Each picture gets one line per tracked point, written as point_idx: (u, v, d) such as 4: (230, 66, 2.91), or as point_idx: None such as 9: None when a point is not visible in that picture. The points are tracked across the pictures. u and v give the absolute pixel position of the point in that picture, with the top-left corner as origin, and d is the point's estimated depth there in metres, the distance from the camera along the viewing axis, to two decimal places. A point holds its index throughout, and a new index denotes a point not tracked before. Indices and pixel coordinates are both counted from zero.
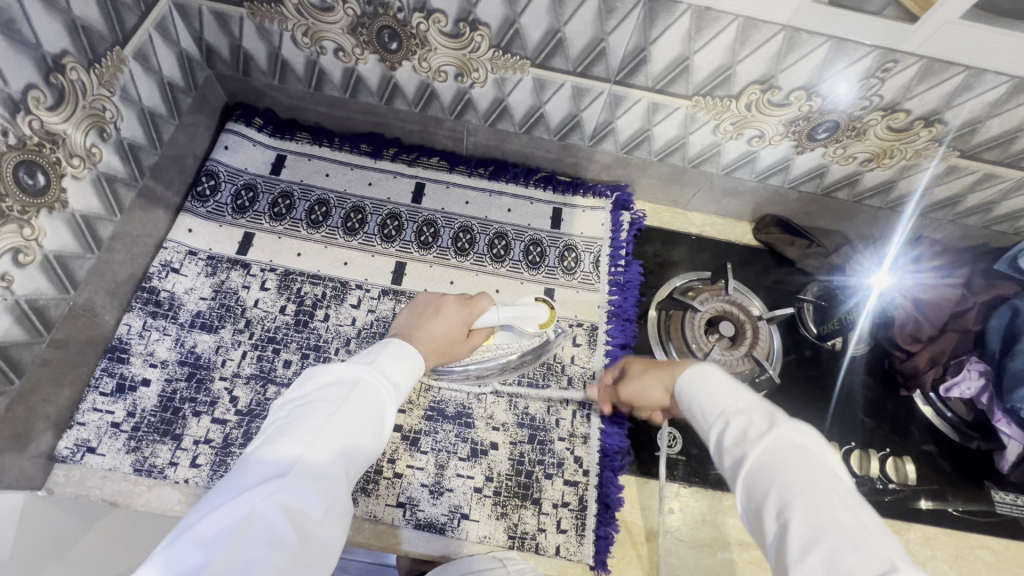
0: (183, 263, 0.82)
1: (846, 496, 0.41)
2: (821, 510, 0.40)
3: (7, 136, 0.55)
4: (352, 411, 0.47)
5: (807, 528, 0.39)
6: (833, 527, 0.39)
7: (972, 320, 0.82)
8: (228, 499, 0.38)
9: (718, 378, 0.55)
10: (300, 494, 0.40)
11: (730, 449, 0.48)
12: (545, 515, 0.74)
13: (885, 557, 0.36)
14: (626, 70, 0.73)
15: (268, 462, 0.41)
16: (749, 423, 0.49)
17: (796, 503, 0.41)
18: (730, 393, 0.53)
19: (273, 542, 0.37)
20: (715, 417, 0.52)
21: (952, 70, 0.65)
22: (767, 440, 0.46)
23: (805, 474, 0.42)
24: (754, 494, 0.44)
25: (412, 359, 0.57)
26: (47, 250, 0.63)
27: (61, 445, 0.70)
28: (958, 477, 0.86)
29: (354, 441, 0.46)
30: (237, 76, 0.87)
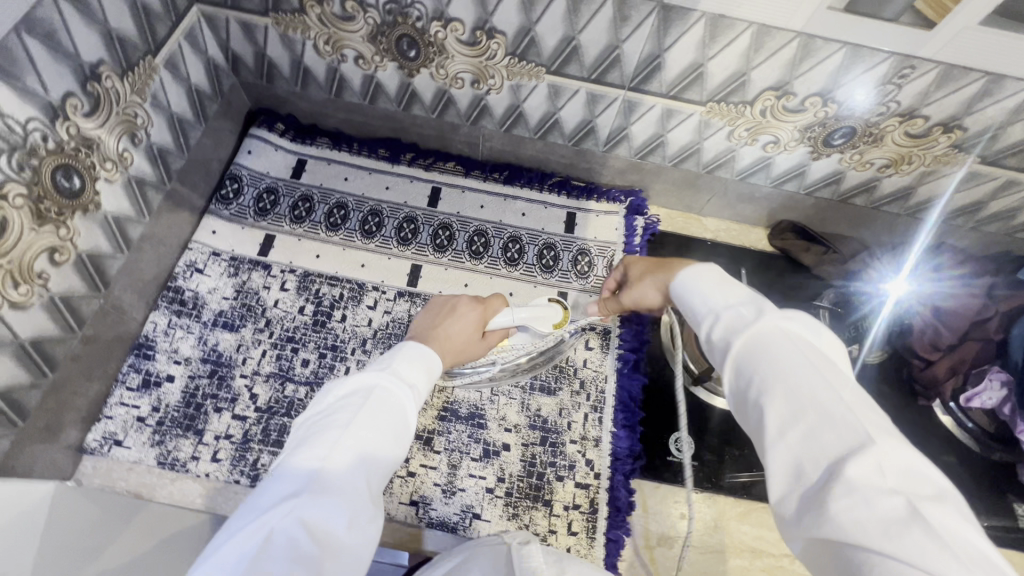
0: (207, 263, 0.85)
1: (830, 377, 0.41)
2: (802, 393, 0.40)
3: (47, 141, 0.58)
4: (368, 420, 0.47)
5: (786, 413, 0.40)
6: (814, 409, 0.39)
7: (995, 328, 0.79)
8: (249, 521, 0.39)
9: (711, 276, 0.53)
10: (320, 507, 0.41)
11: (717, 341, 0.48)
12: (556, 517, 0.75)
13: (864, 432, 0.37)
14: (640, 77, 0.74)
15: (285, 478, 0.42)
16: (738, 316, 0.48)
17: (778, 388, 0.41)
18: (720, 288, 0.52)
19: (297, 557, 0.38)
20: (705, 313, 0.51)
21: (971, 76, 0.64)
22: (753, 330, 0.45)
23: (787, 362, 0.42)
24: (739, 381, 0.45)
25: (427, 356, 0.59)
26: (81, 250, 0.66)
27: (90, 437, 0.73)
28: (979, 488, 0.84)
29: (371, 449, 0.46)
30: (261, 83, 0.90)
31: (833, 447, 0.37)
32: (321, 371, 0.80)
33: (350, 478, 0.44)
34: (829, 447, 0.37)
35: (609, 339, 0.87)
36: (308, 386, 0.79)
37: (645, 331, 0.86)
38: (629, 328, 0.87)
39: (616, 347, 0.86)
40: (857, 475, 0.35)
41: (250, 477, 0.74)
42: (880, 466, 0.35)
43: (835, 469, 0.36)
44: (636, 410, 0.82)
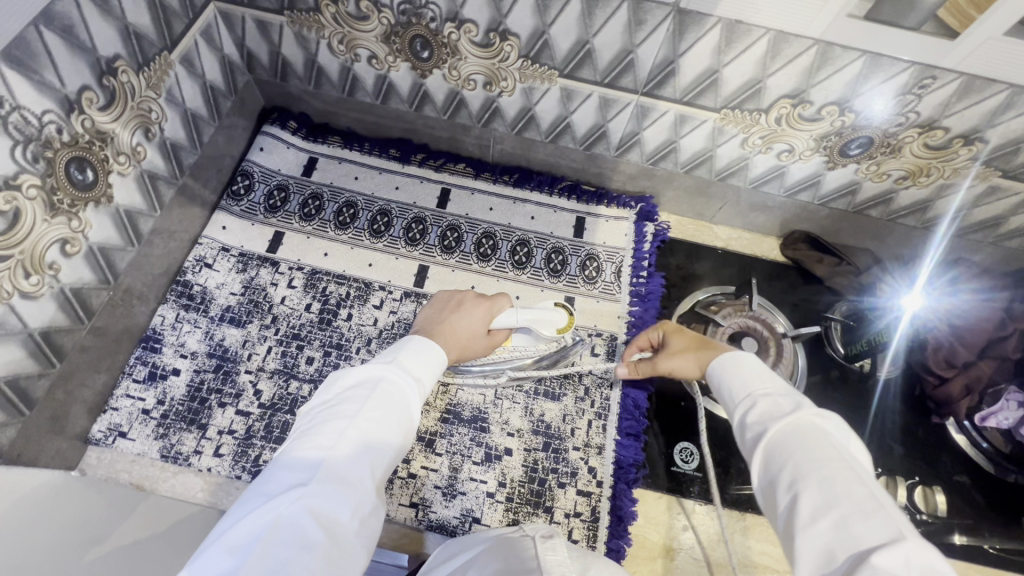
0: (216, 258, 0.85)
1: (863, 475, 0.42)
2: (833, 482, 0.41)
3: (62, 133, 0.59)
4: (375, 410, 0.47)
5: (817, 501, 0.41)
6: (845, 498, 0.40)
7: (1013, 347, 0.78)
8: (256, 507, 0.39)
9: (748, 364, 0.57)
10: (326, 498, 0.41)
11: (752, 426, 0.50)
12: (557, 524, 0.74)
13: (896, 527, 0.38)
14: (654, 82, 0.73)
15: (292, 467, 0.42)
16: (774, 405, 0.51)
17: (809, 475, 0.43)
18: (759, 377, 0.55)
19: (302, 544, 0.38)
20: (741, 399, 0.54)
21: (994, 88, 0.63)
22: (788, 421, 0.48)
23: (820, 454, 0.44)
24: (771, 467, 0.46)
25: (431, 350, 0.58)
26: (92, 242, 0.66)
27: (95, 428, 0.74)
28: (993, 512, 0.82)
29: (377, 439, 0.46)
30: (275, 81, 0.91)
31: (865, 538, 0.37)
32: (325, 369, 0.80)
33: (357, 469, 0.43)
34: (858, 537, 0.38)
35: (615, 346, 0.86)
36: (312, 384, 0.79)
37: None
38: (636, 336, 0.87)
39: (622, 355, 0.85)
40: (884, 562, 0.35)
41: (252, 473, 0.74)
42: (910, 561, 0.35)
43: (863, 555, 0.36)
44: (641, 418, 0.81)
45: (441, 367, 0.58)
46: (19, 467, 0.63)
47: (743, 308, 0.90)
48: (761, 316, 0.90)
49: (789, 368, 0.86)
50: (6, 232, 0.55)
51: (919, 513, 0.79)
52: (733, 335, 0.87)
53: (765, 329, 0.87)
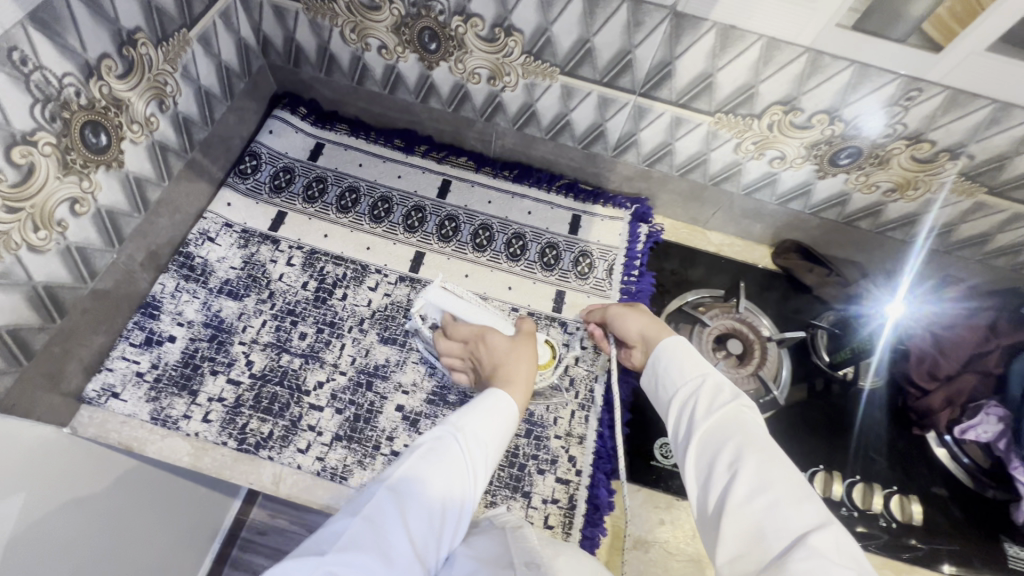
0: (219, 233, 0.88)
1: (790, 464, 0.49)
2: (769, 467, 0.47)
3: (79, 96, 0.61)
4: (419, 475, 0.51)
5: (754, 482, 0.47)
6: (779, 485, 0.46)
7: (994, 361, 0.79)
8: (302, 556, 0.41)
9: (693, 353, 0.63)
10: (361, 556, 0.42)
11: (695, 413, 0.56)
12: (534, 509, 0.75)
13: (820, 513, 0.44)
14: (650, 83, 0.76)
15: (336, 524, 0.45)
16: (718, 391, 0.56)
17: (748, 459, 0.48)
18: (697, 364, 0.61)
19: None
20: (683, 389, 0.59)
21: (978, 103, 0.65)
22: (728, 409, 0.54)
23: (757, 443, 0.50)
24: (709, 450, 0.52)
25: (497, 413, 0.62)
26: (100, 204, 0.69)
27: (89, 387, 0.75)
28: (969, 525, 0.82)
29: (423, 503, 0.49)
30: (288, 67, 0.94)
31: (798, 520, 0.43)
32: (317, 345, 0.82)
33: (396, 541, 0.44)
34: (792, 520, 0.43)
35: None
36: (303, 358, 0.81)
37: None
38: None
39: None
40: (818, 544, 0.41)
41: (238, 440, 0.75)
42: (837, 544, 0.41)
43: (801, 539, 0.42)
44: (623, 411, 0.82)
45: (506, 429, 0.63)
46: (14, 418, 0.64)
47: (731, 310, 0.92)
48: (748, 318, 0.91)
49: (772, 371, 0.88)
50: (19, 184, 0.57)
51: (892, 522, 0.81)
52: (719, 336, 0.89)
53: (751, 332, 0.89)
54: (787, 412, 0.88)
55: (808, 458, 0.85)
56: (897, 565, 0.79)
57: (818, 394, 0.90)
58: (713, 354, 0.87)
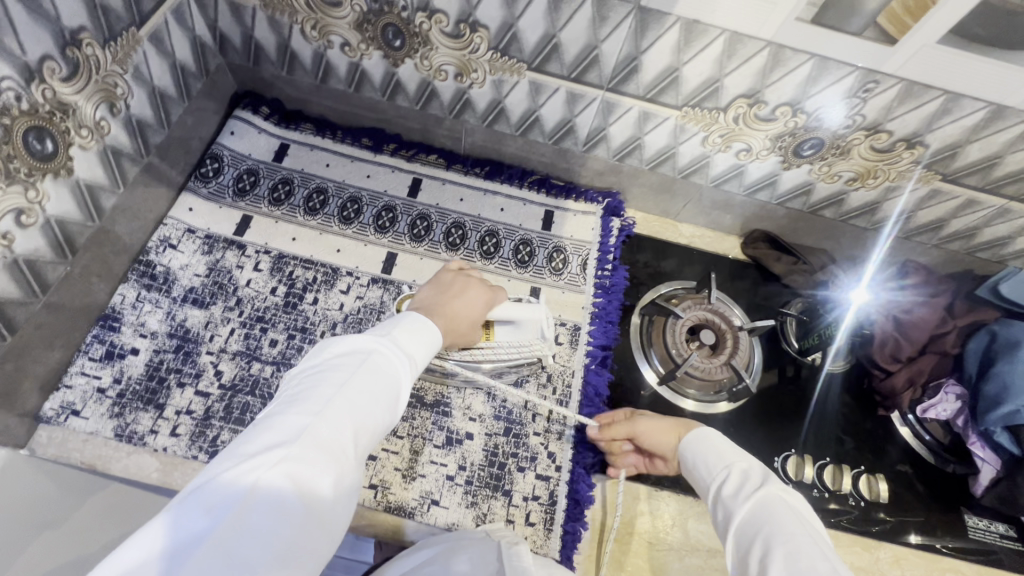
0: (181, 240, 0.85)
1: (825, 549, 0.46)
2: (800, 554, 0.45)
3: (20, 101, 0.58)
4: (362, 383, 0.48)
5: (784, 571, 0.45)
6: (808, 572, 0.44)
7: (952, 342, 0.84)
8: (237, 465, 0.39)
9: (722, 441, 0.63)
10: (306, 464, 0.41)
11: (726, 499, 0.56)
12: (515, 506, 0.75)
13: None
14: (618, 78, 0.76)
15: (275, 431, 0.42)
16: (748, 478, 0.56)
17: (779, 546, 0.47)
18: (731, 451, 0.61)
19: (280, 513, 0.38)
20: (717, 473, 0.59)
21: (931, 94, 0.67)
22: (760, 492, 0.53)
23: (788, 525, 0.48)
24: (745, 542, 0.51)
25: (430, 331, 0.59)
26: (49, 214, 0.65)
27: (46, 406, 0.72)
28: (932, 500, 0.85)
29: (365, 409, 0.47)
30: (248, 65, 0.91)
31: None
32: (288, 351, 0.80)
33: (341, 440, 0.44)
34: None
35: (578, 336, 0.89)
36: (275, 366, 0.79)
37: (614, 329, 0.89)
38: (599, 326, 0.90)
39: (585, 344, 0.88)
40: None
41: (209, 453, 0.73)
42: None
43: None
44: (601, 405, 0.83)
45: (439, 345, 0.60)
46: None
47: (702, 301, 0.92)
48: (720, 308, 0.91)
49: (745, 359, 0.87)
50: None
51: (861, 500, 0.83)
52: (691, 327, 0.89)
53: (722, 321, 0.88)
54: (759, 398, 0.90)
55: (781, 442, 0.87)
56: (867, 542, 0.82)
57: (789, 378, 0.93)
58: (686, 346, 0.87)
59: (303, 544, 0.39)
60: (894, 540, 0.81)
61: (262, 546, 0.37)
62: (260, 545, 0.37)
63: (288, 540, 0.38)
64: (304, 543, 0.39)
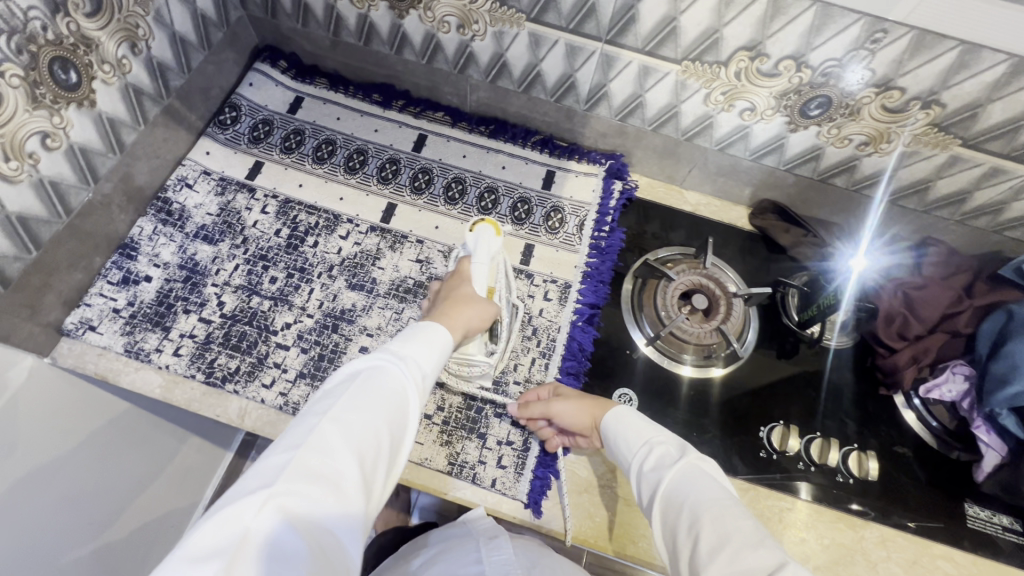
0: (197, 180, 0.91)
1: (745, 510, 0.52)
2: (725, 520, 0.50)
3: (47, 32, 0.64)
4: (362, 397, 0.51)
5: (715, 536, 0.49)
6: (736, 535, 0.48)
7: (964, 322, 0.80)
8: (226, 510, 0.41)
9: (635, 418, 0.67)
10: (294, 498, 0.43)
11: (648, 475, 0.59)
12: (488, 449, 0.77)
13: (781, 556, 0.46)
14: (616, 29, 0.75)
15: (265, 469, 0.44)
16: (665, 450, 0.60)
17: (703, 515, 0.51)
18: (644, 426, 0.65)
19: (281, 560, 0.40)
20: (637, 448, 0.63)
21: (945, 44, 0.63)
22: (678, 466, 0.58)
23: (711, 491, 0.53)
24: (671, 514, 0.54)
25: (437, 335, 0.62)
26: (73, 140, 0.71)
27: (68, 320, 0.79)
28: (930, 485, 0.81)
29: (362, 425, 0.50)
30: (266, 18, 0.95)
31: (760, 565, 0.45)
32: (287, 288, 0.85)
33: (339, 470, 0.46)
34: (753, 565, 0.45)
35: (568, 293, 0.89)
36: (272, 301, 0.84)
37: (605, 288, 0.89)
38: (589, 285, 0.89)
39: (574, 301, 0.89)
40: None
41: (206, 374, 0.78)
42: None
43: None
44: (584, 360, 0.84)
45: (444, 346, 0.63)
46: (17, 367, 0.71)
47: (698, 266, 0.90)
48: (715, 274, 0.89)
49: (736, 327, 0.86)
50: None
51: (849, 477, 0.80)
52: (684, 291, 0.87)
53: (716, 286, 0.87)
54: (751, 369, 0.88)
55: (770, 413, 0.85)
56: (853, 520, 0.78)
57: (787, 353, 0.90)
58: (677, 308, 0.85)
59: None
60: (883, 521, 0.78)
61: None
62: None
63: None
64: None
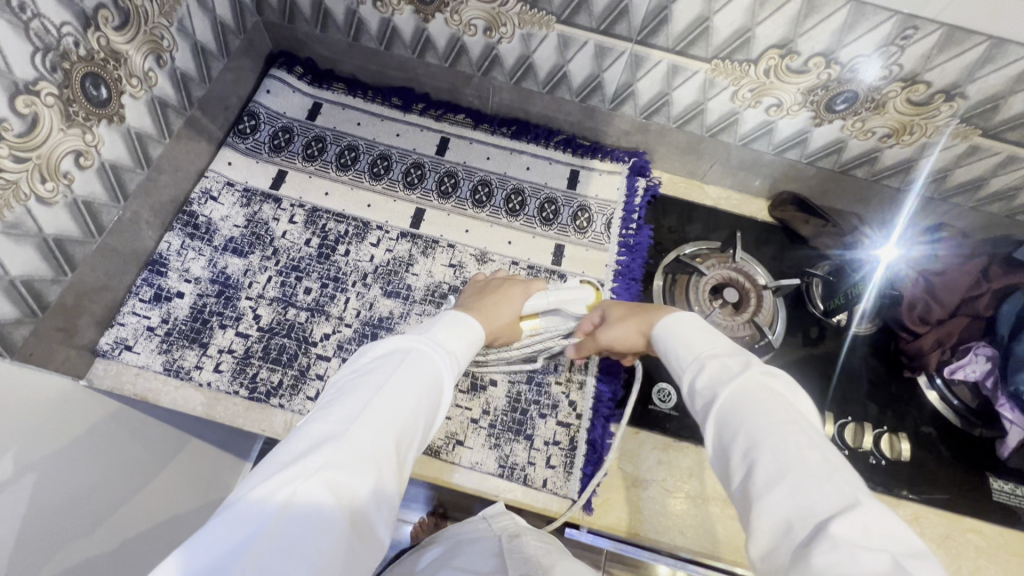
0: (221, 192, 0.89)
1: (814, 438, 0.45)
2: (788, 450, 0.43)
3: (78, 47, 0.62)
4: (405, 378, 0.52)
5: (775, 464, 0.43)
6: (800, 466, 0.42)
7: (983, 305, 0.82)
8: (274, 476, 0.40)
9: (697, 328, 0.60)
10: (339, 471, 0.42)
11: (703, 391, 0.53)
12: (536, 450, 0.78)
13: (851, 495, 0.40)
14: (647, 29, 0.75)
15: (312, 440, 0.44)
16: (725, 366, 0.53)
17: (761, 443, 0.45)
18: (706, 338, 0.58)
19: (319, 526, 0.39)
20: (690, 361, 0.57)
21: (974, 39, 0.65)
22: (738, 383, 0.50)
23: (773, 415, 0.46)
24: (724, 432, 0.48)
25: (471, 329, 0.65)
26: (104, 158, 0.70)
27: (102, 341, 0.77)
28: (956, 463, 0.85)
29: (405, 407, 0.50)
30: (283, 24, 0.93)
31: (822, 504, 0.39)
32: (322, 299, 0.84)
33: (376, 445, 0.46)
34: (815, 505, 0.40)
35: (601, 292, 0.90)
36: (309, 312, 0.83)
37: (637, 286, 0.90)
38: (621, 283, 0.91)
39: (607, 299, 0.90)
40: (845, 533, 0.37)
41: (249, 389, 0.77)
42: (867, 528, 0.38)
43: (827, 527, 0.38)
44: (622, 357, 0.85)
45: (477, 343, 0.65)
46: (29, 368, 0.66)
47: (727, 260, 0.92)
48: (744, 267, 0.91)
49: (768, 317, 0.88)
50: (24, 134, 0.58)
51: (882, 459, 0.83)
52: (715, 286, 0.89)
53: (746, 280, 0.89)
54: (780, 359, 0.91)
55: None
56: (886, 499, 0.82)
57: (812, 341, 0.93)
58: (709, 303, 0.88)
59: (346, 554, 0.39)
60: (914, 499, 0.81)
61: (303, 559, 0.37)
62: (305, 554, 0.37)
63: (328, 553, 0.38)
64: (347, 550, 0.40)
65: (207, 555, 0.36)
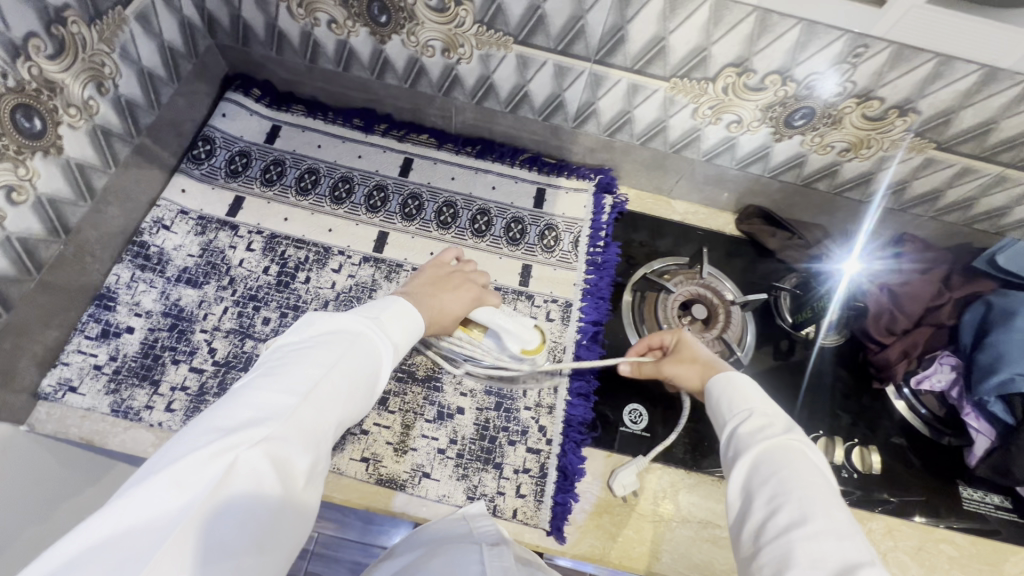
0: (174, 221, 0.86)
1: (838, 501, 0.48)
2: (814, 504, 0.46)
3: (6, 78, 0.59)
4: (341, 352, 0.53)
5: (798, 513, 0.46)
6: (824, 519, 0.45)
7: (947, 314, 0.84)
8: (210, 441, 0.41)
9: (744, 382, 0.61)
10: (278, 439, 0.43)
11: (743, 437, 0.55)
12: (505, 479, 0.76)
13: (865, 554, 0.43)
14: (605, 49, 0.75)
15: (251, 408, 0.45)
16: (768, 423, 0.55)
17: (791, 493, 0.47)
18: (755, 395, 0.59)
19: (256, 490, 0.41)
20: (736, 411, 0.58)
21: (923, 57, 0.66)
22: (778, 439, 0.53)
23: (807, 474, 0.49)
24: (753, 478, 0.51)
25: (413, 316, 0.65)
26: (41, 192, 0.67)
27: (44, 382, 0.73)
28: (928, 472, 0.85)
29: (342, 377, 0.51)
30: (237, 46, 0.91)
31: (839, 554, 0.42)
32: (280, 329, 0.81)
33: (314, 416, 0.47)
34: (831, 555, 0.42)
35: (570, 312, 0.89)
36: (267, 344, 0.80)
37: (606, 305, 0.89)
38: (590, 302, 0.89)
39: (576, 320, 0.89)
40: None
41: None
42: None
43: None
44: (592, 379, 0.83)
45: (419, 332, 0.66)
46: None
47: (695, 276, 0.92)
48: (712, 284, 0.91)
49: (736, 334, 0.88)
50: None
51: (853, 472, 0.83)
52: (683, 303, 0.89)
53: (714, 295, 0.89)
54: (751, 374, 0.90)
55: None
56: (860, 513, 0.81)
57: (783, 354, 0.92)
58: (677, 320, 0.87)
59: (282, 514, 0.42)
60: (887, 512, 0.81)
61: (239, 520, 0.39)
62: (236, 532, 0.39)
63: (264, 514, 0.41)
64: (284, 511, 0.42)
65: (140, 515, 0.37)
